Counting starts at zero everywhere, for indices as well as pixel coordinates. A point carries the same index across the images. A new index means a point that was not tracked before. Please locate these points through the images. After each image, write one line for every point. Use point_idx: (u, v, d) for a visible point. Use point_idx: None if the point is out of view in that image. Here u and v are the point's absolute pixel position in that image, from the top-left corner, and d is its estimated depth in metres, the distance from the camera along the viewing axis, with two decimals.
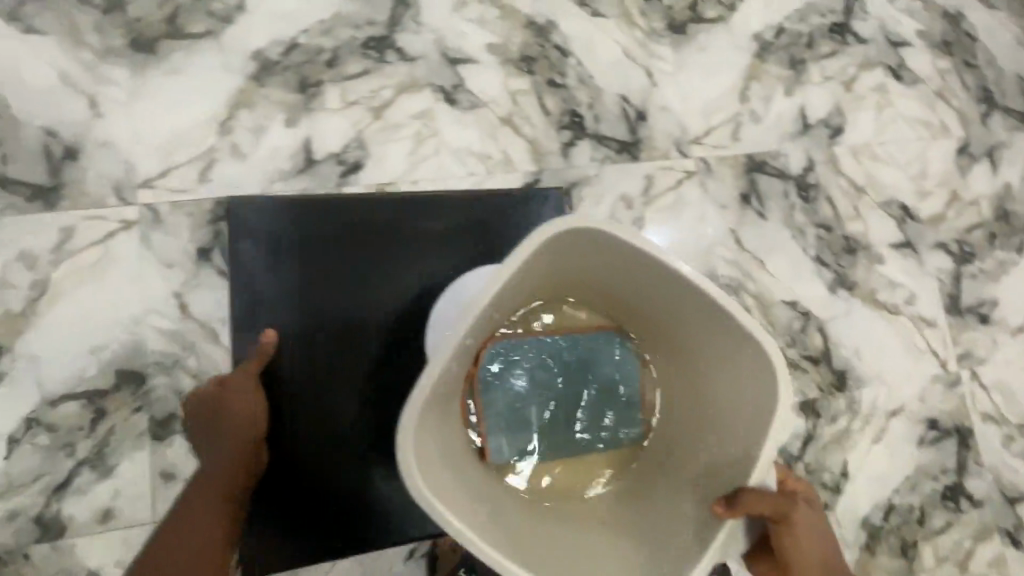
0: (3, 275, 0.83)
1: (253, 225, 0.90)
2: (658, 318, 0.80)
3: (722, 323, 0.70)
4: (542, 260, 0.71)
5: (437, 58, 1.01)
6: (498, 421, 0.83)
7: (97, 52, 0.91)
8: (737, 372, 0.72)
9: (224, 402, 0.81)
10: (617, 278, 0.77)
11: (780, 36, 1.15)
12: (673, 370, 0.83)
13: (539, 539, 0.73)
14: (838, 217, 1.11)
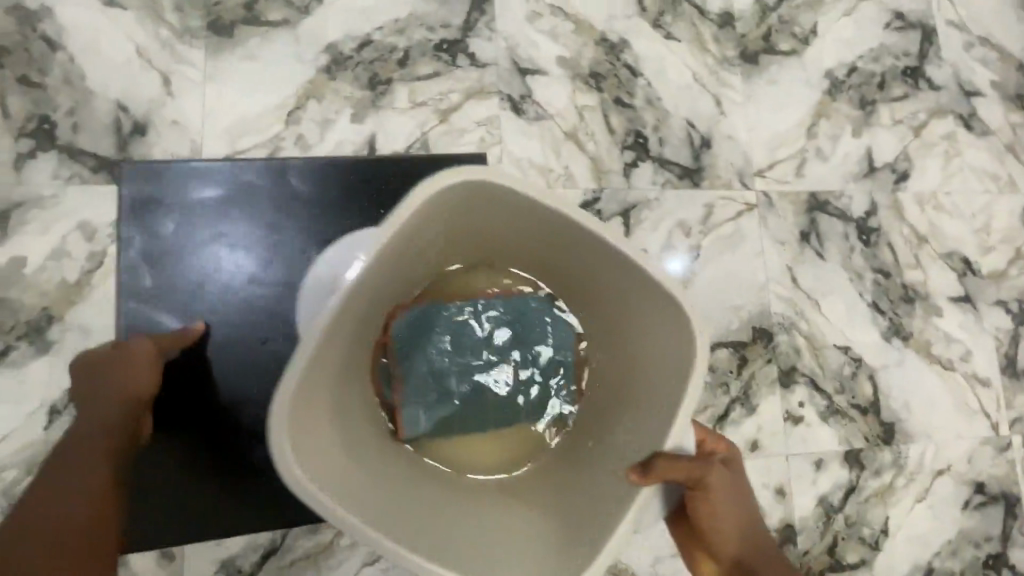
0: (62, 244, 0.83)
1: (156, 190, 0.87)
2: (591, 292, 0.70)
3: (646, 288, 0.61)
4: (438, 217, 0.63)
5: (507, 67, 1.00)
6: (412, 395, 0.72)
7: (175, 31, 0.91)
8: (672, 347, 0.62)
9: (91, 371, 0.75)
10: (524, 232, 0.68)
11: (852, 74, 1.13)
12: (606, 341, 0.72)
13: (448, 517, 0.64)
14: (898, 264, 1.08)
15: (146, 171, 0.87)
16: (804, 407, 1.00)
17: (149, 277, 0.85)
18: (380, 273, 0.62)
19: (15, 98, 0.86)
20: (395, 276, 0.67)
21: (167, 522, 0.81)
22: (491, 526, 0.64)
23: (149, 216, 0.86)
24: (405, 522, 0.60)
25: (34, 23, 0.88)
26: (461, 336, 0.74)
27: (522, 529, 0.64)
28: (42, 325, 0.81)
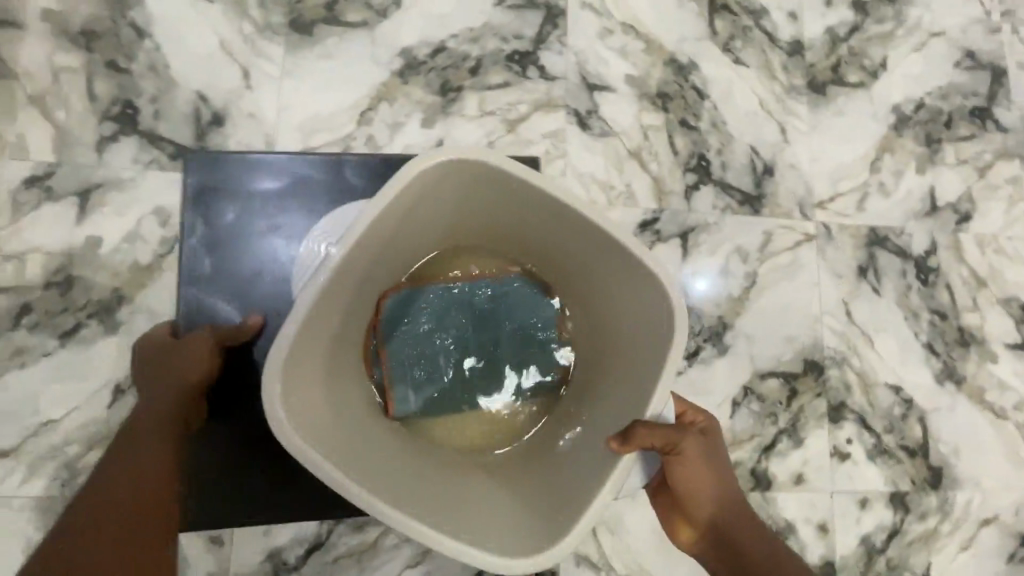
0: (138, 227, 0.85)
1: (209, 171, 0.88)
2: (569, 270, 0.75)
3: (619, 257, 0.67)
4: (429, 199, 0.68)
5: (576, 81, 1.01)
6: (404, 372, 0.74)
7: (258, 26, 0.93)
8: (649, 315, 0.67)
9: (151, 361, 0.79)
10: (517, 219, 0.73)
11: (920, 110, 1.12)
12: (589, 330, 0.76)
13: (429, 483, 0.67)
14: (955, 306, 1.06)
15: (193, 166, 0.88)
16: (851, 444, 0.98)
17: (209, 261, 0.86)
18: (372, 248, 0.65)
19: (102, 81, 0.88)
20: (386, 257, 0.70)
21: (210, 505, 0.82)
22: (468, 496, 0.68)
23: (205, 207, 0.87)
24: (385, 481, 0.64)
25: (125, 10, 0.90)
26: (449, 316, 0.76)
27: (503, 500, 0.68)
28: (113, 305, 0.83)
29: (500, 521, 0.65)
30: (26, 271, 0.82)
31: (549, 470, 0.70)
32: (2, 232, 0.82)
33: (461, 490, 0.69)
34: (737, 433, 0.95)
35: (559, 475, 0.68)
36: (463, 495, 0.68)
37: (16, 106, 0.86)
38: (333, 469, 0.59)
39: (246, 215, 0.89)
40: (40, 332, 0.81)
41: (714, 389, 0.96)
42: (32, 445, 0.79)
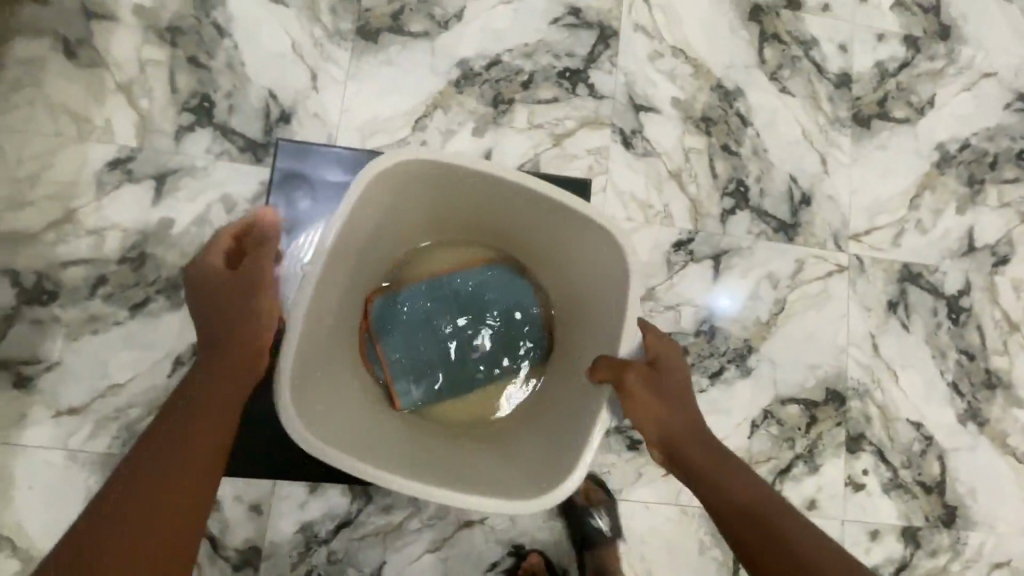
0: (206, 212, 0.92)
1: (296, 162, 0.95)
2: (536, 252, 0.77)
3: (578, 229, 0.69)
4: (388, 198, 0.68)
5: (623, 101, 1.04)
6: (403, 364, 0.75)
7: (327, 31, 0.99)
8: (610, 289, 0.69)
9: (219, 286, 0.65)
10: (490, 209, 0.74)
11: (964, 150, 1.12)
12: (564, 312, 0.78)
13: (423, 450, 0.69)
14: (984, 348, 1.06)
15: (281, 147, 0.95)
16: (866, 475, 1.00)
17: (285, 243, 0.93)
18: (357, 240, 0.67)
19: (184, 75, 0.95)
20: (361, 254, 0.71)
21: (250, 469, 0.87)
22: (467, 461, 0.69)
23: (290, 196, 0.94)
24: (378, 449, 0.66)
25: (208, 9, 0.97)
26: (438, 308, 0.77)
27: (507, 465, 0.69)
28: (179, 282, 0.90)
29: (494, 477, 0.67)
30: (104, 246, 0.89)
31: (537, 439, 0.71)
32: (86, 208, 0.90)
33: (458, 456, 0.70)
34: (754, 453, 0.98)
35: (547, 443, 0.69)
36: (469, 460, 0.69)
37: (106, 93, 0.93)
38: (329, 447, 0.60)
39: (319, 204, 0.95)
40: (113, 303, 0.88)
41: (734, 409, 0.98)
42: (99, 405, 0.86)
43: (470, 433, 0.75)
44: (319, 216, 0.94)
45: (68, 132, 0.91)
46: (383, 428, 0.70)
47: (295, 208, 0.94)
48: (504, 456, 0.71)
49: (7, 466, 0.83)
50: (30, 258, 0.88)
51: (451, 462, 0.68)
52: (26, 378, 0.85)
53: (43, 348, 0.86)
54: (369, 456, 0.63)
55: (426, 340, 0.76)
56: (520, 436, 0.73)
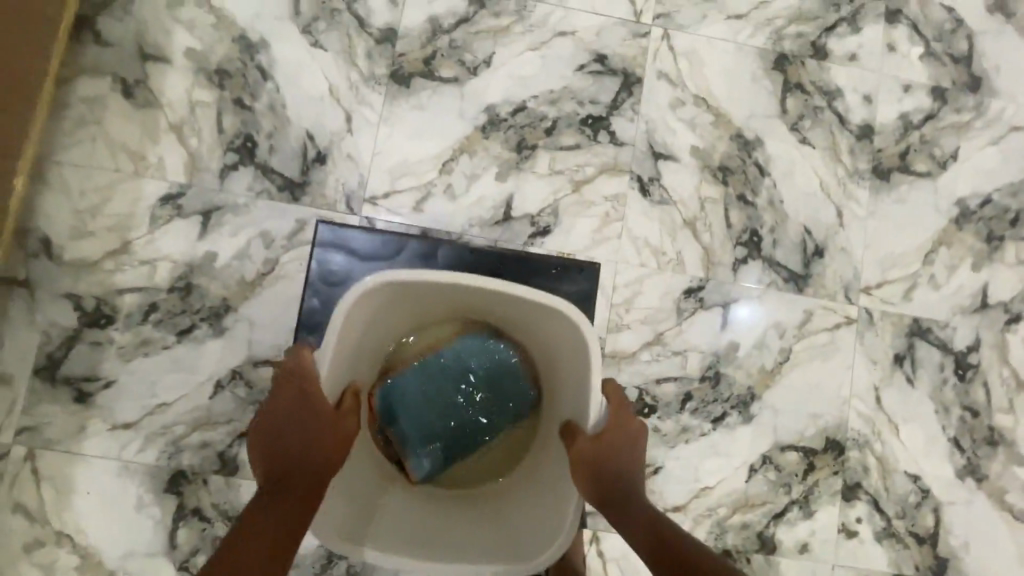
0: (246, 247, 0.99)
1: (335, 240, 1.00)
2: (512, 321, 0.78)
3: (542, 307, 0.71)
4: (362, 313, 0.70)
5: (643, 148, 1.07)
6: (412, 441, 0.77)
7: (362, 75, 1.04)
8: (579, 356, 0.71)
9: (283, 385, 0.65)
10: (474, 297, 0.75)
11: (986, 206, 1.12)
12: (553, 384, 0.79)
13: (438, 520, 0.75)
14: (989, 405, 1.08)
15: (321, 232, 1.00)
16: (860, 523, 1.04)
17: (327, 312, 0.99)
18: (348, 341, 0.70)
19: (230, 116, 1.02)
20: (351, 358, 0.73)
21: None
22: (478, 525, 0.75)
23: (339, 278, 1.00)
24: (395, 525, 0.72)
25: (253, 53, 1.03)
26: (434, 384, 0.78)
27: (515, 526, 0.74)
28: (221, 312, 0.98)
29: (504, 542, 0.72)
30: (156, 275, 0.98)
31: (540, 495, 0.74)
32: (140, 240, 0.98)
33: (471, 518, 0.76)
34: (750, 496, 1.02)
35: (544, 503, 0.73)
36: (480, 527, 0.75)
37: (159, 132, 1.01)
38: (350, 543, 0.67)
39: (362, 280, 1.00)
40: (162, 328, 0.97)
41: (734, 453, 1.03)
42: (148, 421, 0.95)
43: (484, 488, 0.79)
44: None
45: (125, 168, 0.99)
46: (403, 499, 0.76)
47: (342, 285, 1.01)
48: (511, 515, 0.75)
49: (70, 472, 0.94)
50: (90, 284, 0.97)
51: (463, 530, 0.74)
52: (86, 394, 0.95)
53: (101, 367, 0.96)
54: (382, 539, 0.70)
55: (429, 418, 0.77)
56: (526, 490, 0.77)
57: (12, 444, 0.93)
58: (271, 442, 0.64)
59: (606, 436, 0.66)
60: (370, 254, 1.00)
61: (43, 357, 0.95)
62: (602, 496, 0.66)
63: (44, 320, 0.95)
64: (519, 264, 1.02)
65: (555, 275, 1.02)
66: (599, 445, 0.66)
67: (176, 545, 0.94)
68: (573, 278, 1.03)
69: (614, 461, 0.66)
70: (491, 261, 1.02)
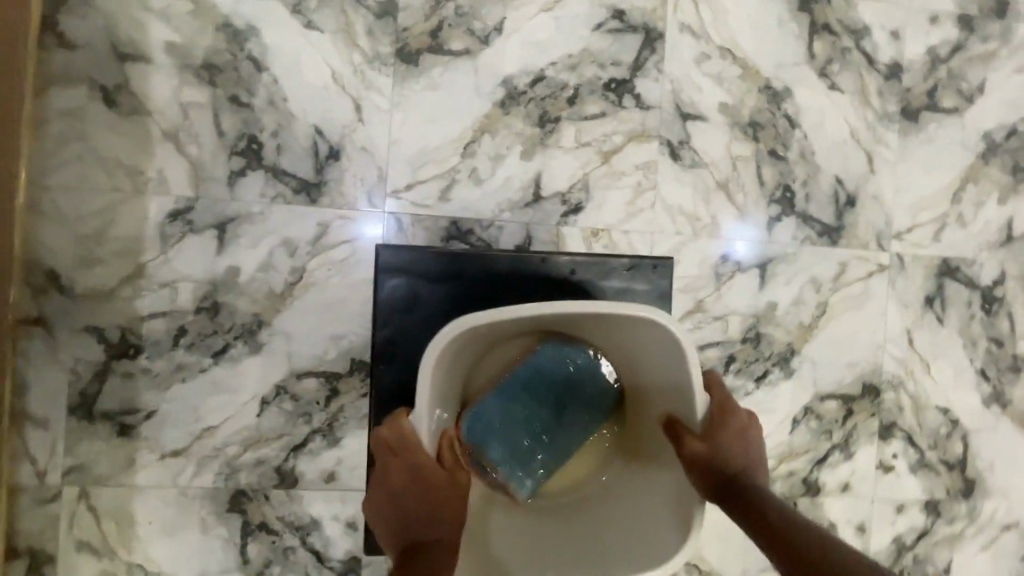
0: (269, 257, 0.94)
1: (395, 262, 0.94)
2: (588, 328, 0.76)
3: (627, 317, 0.70)
4: (445, 356, 0.69)
5: (671, 110, 1.02)
6: (511, 463, 0.77)
7: (366, 56, 0.96)
8: (669, 357, 0.71)
9: (387, 457, 0.66)
10: (556, 317, 0.73)
11: (1011, 137, 1.11)
12: (636, 381, 0.79)
13: (553, 535, 0.76)
14: (1013, 335, 1.12)
15: (382, 255, 0.94)
16: (896, 458, 1.09)
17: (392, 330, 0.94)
18: (438, 386, 0.68)
19: (227, 115, 0.93)
20: (440, 403, 0.71)
21: None
22: (596, 530, 0.75)
23: (409, 302, 0.94)
24: (514, 550, 0.73)
25: (242, 42, 0.93)
26: (520, 400, 0.78)
27: (632, 527, 0.73)
28: (254, 328, 0.94)
29: (624, 540, 0.72)
30: (178, 297, 0.92)
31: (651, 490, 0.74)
32: (154, 261, 0.92)
33: (586, 523, 0.76)
34: (795, 446, 1.06)
35: (660, 497, 0.73)
36: (601, 532, 0.75)
37: (153, 142, 0.92)
38: None
39: (433, 302, 0.94)
40: (196, 352, 0.93)
41: (778, 408, 1.06)
42: (198, 446, 0.94)
43: (589, 496, 0.79)
44: (434, 311, 0.94)
45: (124, 185, 0.91)
46: (516, 520, 0.77)
47: (413, 309, 0.94)
48: (623, 512, 0.75)
49: (128, 505, 0.92)
50: (110, 315, 0.91)
51: (583, 539, 0.74)
52: (129, 427, 0.92)
53: (139, 398, 0.92)
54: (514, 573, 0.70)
55: (520, 435, 0.78)
56: (632, 485, 0.77)
57: (62, 485, 0.91)
58: (393, 513, 0.66)
59: (715, 434, 0.69)
60: (438, 272, 0.94)
61: (76, 395, 0.91)
62: (719, 488, 0.68)
63: (68, 357, 0.90)
64: (595, 268, 0.97)
65: (629, 275, 0.97)
66: (709, 443, 0.68)
67: (249, 559, 0.95)
68: (647, 276, 0.99)
69: (727, 452, 0.68)
70: (563, 268, 0.96)
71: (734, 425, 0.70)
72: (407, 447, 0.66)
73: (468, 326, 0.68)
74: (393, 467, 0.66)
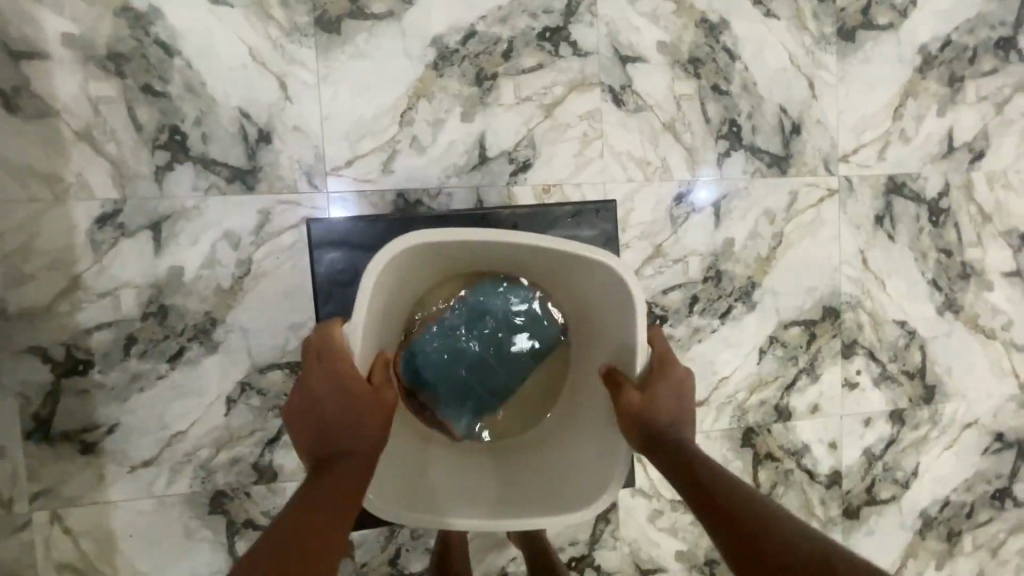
0: (212, 252, 0.90)
1: (327, 236, 0.92)
2: (531, 268, 0.76)
3: (573, 256, 0.69)
4: (383, 287, 0.67)
5: (609, 55, 1.00)
6: (450, 402, 0.78)
7: (284, 28, 0.90)
8: (614, 296, 0.71)
9: (313, 367, 0.60)
10: (497, 253, 0.73)
11: (945, 49, 1.12)
12: (580, 327, 0.80)
13: (488, 476, 0.77)
14: (961, 243, 1.15)
15: (314, 232, 0.92)
16: (860, 374, 1.13)
17: None
18: (375, 318, 0.68)
19: (143, 107, 0.87)
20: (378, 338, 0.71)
21: None
22: (534, 473, 0.77)
23: (349, 275, 0.93)
24: (452, 483, 0.75)
25: (146, 26, 0.87)
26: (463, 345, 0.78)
27: (564, 473, 0.75)
28: (208, 327, 0.91)
29: (556, 482, 0.74)
30: (123, 305, 0.88)
31: (588, 436, 0.75)
32: (90, 271, 0.87)
33: (524, 468, 0.78)
34: (763, 375, 1.09)
35: (593, 440, 0.75)
36: (534, 474, 0.77)
37: (67, 144, 0.86)
38: (417, 516, 0.67)
39: None
40: (150, 359, 0.90)
41: (744, 341, 1.08)
42: (169, 453, 0.91)
43: (527, 438, 0.82)
44: None
45: (42, 195, 0.86)
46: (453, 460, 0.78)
47: (354, 282, 0.94)
48: (556, 459, 0.77)
49: (105, 522, 0.90)
50: (51, 332, 0.87)
51: (521, 481, 0.76)
52: (92, 444, 0.89)
53: (98, 414, 0.89)
54: (444, 509, 0.70)
55: (458, 374, 0.78)
56: (567, 423, 0.80)
57: (31, 511, 0.88)
58: (311, 425, 0.60)
59: (653, 386, 0.67)
60: (377, 243, 0.93)
61: (30, 419, 0.87)
62: (648, 440, 0.66)
63: (14, 381, 0.86)
64: (538, 220, 0.98)
65: (573, 223, 0.99)
66: (647, 394, 0.67)
67: (239, 557, 0.94)
68: (591, 222, 1.00)
69: (663, 408, 0.66)
70: (506, 222, 0.97)
71: (675, 383, 0.68)
72: (335, 355, 0.60)
73: (407, 250, 0.66)
74: (317, 373, 0.60)
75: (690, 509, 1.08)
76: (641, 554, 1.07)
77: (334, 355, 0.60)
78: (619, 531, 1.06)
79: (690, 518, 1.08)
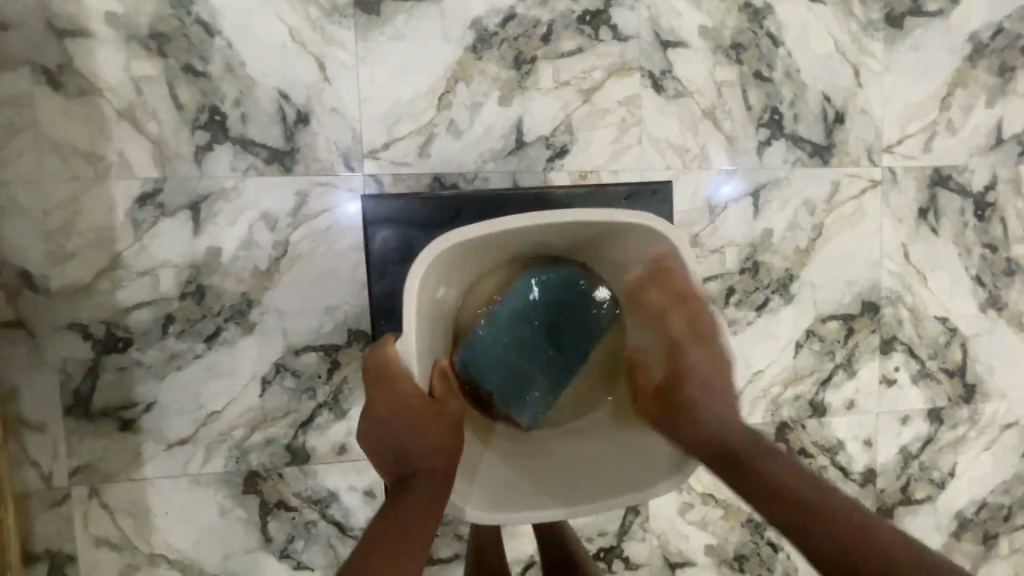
0: (250, 234, 0.90)
1: (379, 213, 0.91)
2: (573, 246, 0.75)
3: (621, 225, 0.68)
4: (432, 280, 0.65)
5: (650, 40, 0.98)
6: (506, 390, 0.78)
7: (323, 9, 0.90)
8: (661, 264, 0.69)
9: (374, 389, 0.60)
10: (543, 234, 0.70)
11: (997, 36, 1.08)
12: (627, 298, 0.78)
13: (553, 460, 0.74)
14: (1006, 238, 1.12)
15: (367, 210, 0.91)
16: (898, 371, 1.11)
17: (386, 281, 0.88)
18: (428, 313, 0.66)
19: (183, 87, 0.87)
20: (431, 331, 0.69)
21: None
22: (580, 455, 0.74)
23: (403, 253, 0.91)
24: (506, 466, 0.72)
25: (188, 5, 0.86)
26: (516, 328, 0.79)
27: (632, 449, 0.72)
28: (244, 308, 0.91)
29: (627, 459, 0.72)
30: (161, 285, 0.89)
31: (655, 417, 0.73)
32: (130, 250, 0.88)
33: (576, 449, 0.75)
34: (799, 369, 1.07)
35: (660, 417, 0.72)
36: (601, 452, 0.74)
37: (109, 123, 0.86)
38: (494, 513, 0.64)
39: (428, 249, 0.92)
40: (187, 338, 0.90)
41: (780, 334, 1.06)
42: (204, 432, 0.92)
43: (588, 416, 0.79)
44: None
45: (85, 173, 0.86)
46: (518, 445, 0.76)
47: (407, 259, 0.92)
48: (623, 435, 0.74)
49: (141, 498, 0.91)
50: (91, 310, 0.88)
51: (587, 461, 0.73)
52: (129, 422, 0.90)
53: (135, 392, 0.90)
54: (517, 501, 0.67)
55: (510, 359, 0.79)
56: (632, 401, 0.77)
57: (70, 486, 0.89)
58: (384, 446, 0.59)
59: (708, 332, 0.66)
60: (426, 223, 0.91)
61: (70, 395, 0.88)
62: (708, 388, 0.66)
63: (55, 357, 0.87)
64: (588, 200, 0.95)
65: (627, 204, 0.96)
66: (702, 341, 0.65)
67: (270, 538, 0.95)
68: (646, 202, 0.97)
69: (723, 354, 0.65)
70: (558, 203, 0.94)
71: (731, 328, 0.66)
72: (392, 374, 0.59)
73: (457, 244, 0.65)
74: (378, 396, 0.59)
75: (721, 503, 1.06)
76: (670, 547, 1.06)
77: (390, 375, 0.60)
78: (649, 523, 1.05)
79: (721, 512, 1.07)
